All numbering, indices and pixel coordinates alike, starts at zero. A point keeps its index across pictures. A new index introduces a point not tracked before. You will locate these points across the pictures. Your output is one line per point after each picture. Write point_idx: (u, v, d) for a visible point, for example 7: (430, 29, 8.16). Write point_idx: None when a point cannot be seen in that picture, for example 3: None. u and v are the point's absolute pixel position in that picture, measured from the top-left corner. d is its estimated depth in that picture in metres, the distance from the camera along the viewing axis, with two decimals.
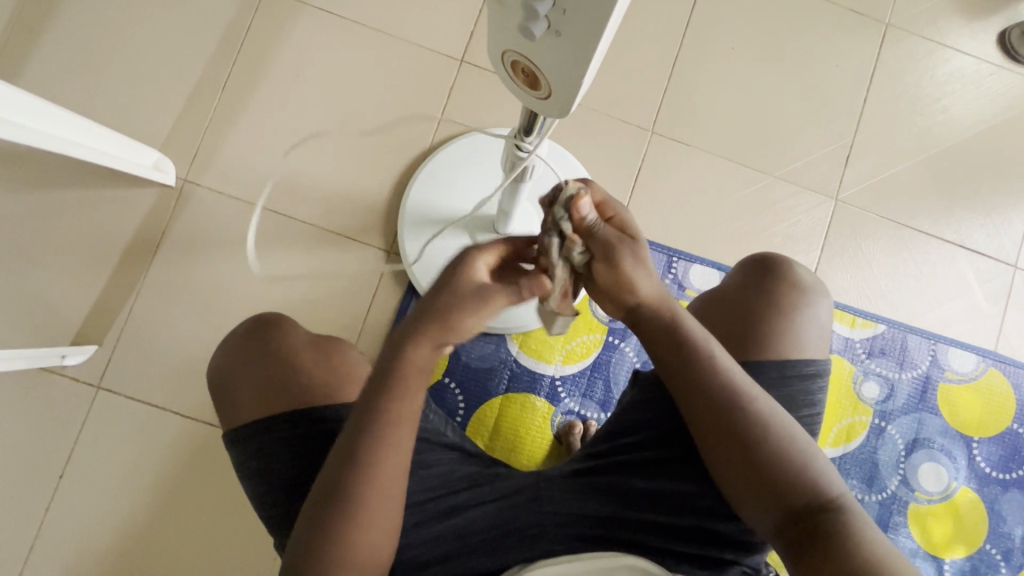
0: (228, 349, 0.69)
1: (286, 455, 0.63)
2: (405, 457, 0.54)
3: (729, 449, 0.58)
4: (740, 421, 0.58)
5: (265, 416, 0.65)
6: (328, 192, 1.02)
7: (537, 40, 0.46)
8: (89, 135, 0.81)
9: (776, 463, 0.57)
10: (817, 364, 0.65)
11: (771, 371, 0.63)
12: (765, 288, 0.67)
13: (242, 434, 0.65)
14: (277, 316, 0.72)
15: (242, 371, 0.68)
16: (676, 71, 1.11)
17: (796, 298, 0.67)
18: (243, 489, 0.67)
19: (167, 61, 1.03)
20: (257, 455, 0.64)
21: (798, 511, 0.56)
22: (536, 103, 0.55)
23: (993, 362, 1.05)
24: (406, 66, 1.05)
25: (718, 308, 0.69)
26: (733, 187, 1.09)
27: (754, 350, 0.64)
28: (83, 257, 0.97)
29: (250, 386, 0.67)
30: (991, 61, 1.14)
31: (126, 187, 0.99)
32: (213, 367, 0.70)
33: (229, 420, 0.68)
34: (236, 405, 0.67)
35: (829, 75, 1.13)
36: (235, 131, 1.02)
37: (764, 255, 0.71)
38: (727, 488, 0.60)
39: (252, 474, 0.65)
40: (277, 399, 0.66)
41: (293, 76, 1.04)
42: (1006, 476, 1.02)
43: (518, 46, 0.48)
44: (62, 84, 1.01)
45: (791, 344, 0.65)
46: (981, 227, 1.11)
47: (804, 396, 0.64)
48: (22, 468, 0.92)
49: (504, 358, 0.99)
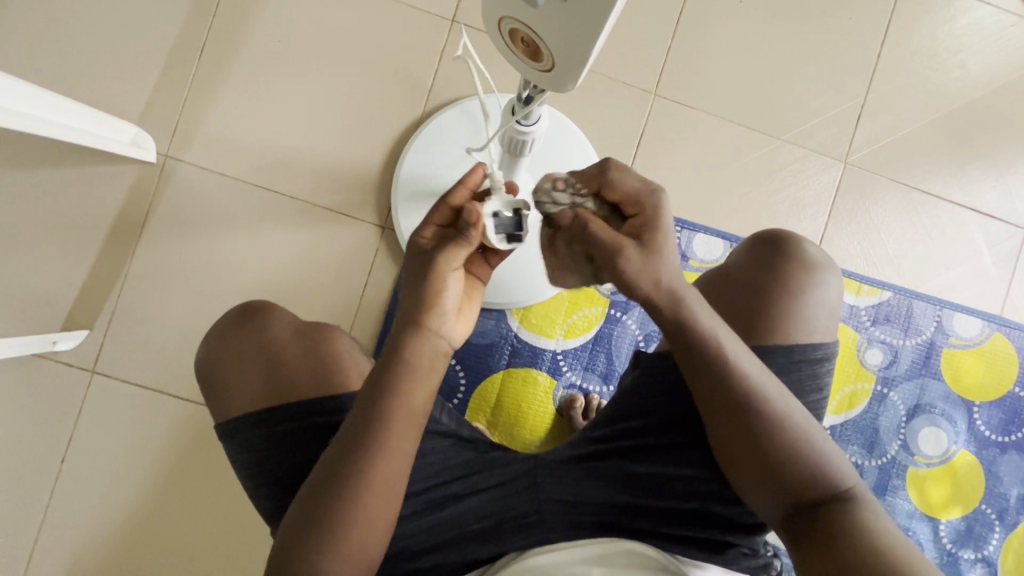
0: (217, 339, 0.66)
1: (281, 449, 0.62)
2: (389, 466, 0.53)
3: (739, 444, 0.57)
4: (766, 411, 0.56)
5: (261, 408, 0.63)
6: (318, 165, 0.97)
7: (539, 6, 0.41)
8: (55, 111, 0.75)
9: (788, 458, 0.55)
10: (825, 346, 0.64)
11: (779, 357, 0.62)
12: (774, 266, 0.64)
13: (238, 426, 0.63)
14: (266, 303, 0.68)
15: (232, 364, 0.65)
16: (680, 28, 1.05)
17: (807, 278, 0.64)
18: (237, 478, 0.65)
19: (138, 27, 0.97)
20: (254, 447, 0.63)
21: (805, 505, 0.55)
22: (537, 76, 0.50)
23: (998, 327, 1.04)
24: (395, 28, 0.99)
25: (721, 287, 0.66)
26: (739, 151, 1.05)
27: (762, 334, 0.62)
28: (65, 239, 0.94)
29: (243, 378, 0.64)
30: (1010, 10, 1.08)
31: (105, 163, 0.95)
32: (201, 357, 0.67)
33: (221, 411, 0.65)
34: (229, 396, 0.65)
35: (841, 30, 1.07)
36: (215, 102, 0.97)
37: (773, 232, 0.68)
38: (733, 477, 0.59)
39: (249, 464, 0.63)
40: (274, 390, 0.64)
41: (274, 41, 0.98)
42: (1004, 439, 1.02)
43: (517, 12, 0.43)
44: (28, 54, 0.95)
45: (799, 326, 0.63)
46: (993, 188, 1.08)
47: (811, 379, 0.63)
48: (23, 454, 0.91)
49: (504, 334, 0.97)
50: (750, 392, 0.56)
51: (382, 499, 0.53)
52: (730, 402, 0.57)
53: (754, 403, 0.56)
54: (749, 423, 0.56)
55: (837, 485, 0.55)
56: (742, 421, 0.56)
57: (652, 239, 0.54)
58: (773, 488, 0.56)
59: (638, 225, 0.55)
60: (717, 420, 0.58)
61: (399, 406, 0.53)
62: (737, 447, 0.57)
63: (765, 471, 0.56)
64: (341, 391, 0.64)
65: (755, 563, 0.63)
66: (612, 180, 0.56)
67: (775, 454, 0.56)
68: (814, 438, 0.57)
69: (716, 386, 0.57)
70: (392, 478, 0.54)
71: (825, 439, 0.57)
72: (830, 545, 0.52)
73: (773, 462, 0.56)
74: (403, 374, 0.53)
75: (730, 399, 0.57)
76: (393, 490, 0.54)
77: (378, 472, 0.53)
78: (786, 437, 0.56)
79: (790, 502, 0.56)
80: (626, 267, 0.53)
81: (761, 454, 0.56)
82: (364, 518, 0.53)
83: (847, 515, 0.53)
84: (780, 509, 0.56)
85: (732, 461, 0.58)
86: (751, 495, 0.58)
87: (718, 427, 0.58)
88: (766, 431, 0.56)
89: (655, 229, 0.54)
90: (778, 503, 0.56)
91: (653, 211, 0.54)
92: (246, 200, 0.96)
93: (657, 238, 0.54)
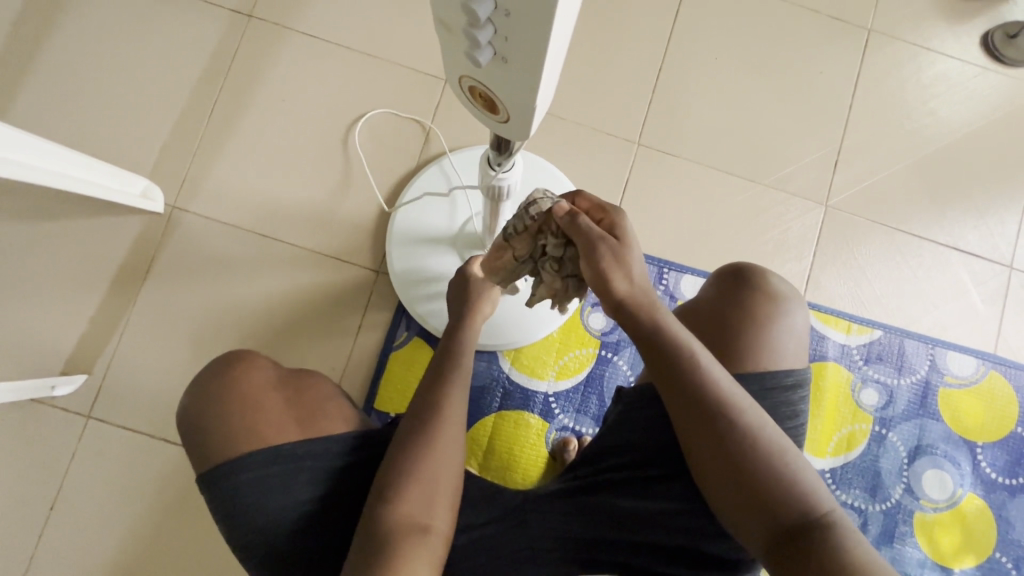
0: (198, 390, 0.66)
1: (266, 496, 0.62)
2: (450, 456, 0.61)
3: (717, 459, 0.56)
4: (743, 423, 0.56)
5: (244, 454, 0.62)
6: (317, 213, 1.02)
7: (485, 66, 0.46)
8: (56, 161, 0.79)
9: (767, 475, 0.55)
10: (797, 374, 0.64)
11: (753, 385, 0.62)
12: (741, 297, 0.66)
13: (221, 475, 0.62)
14: (246, 351, 0.70)
15: (215, 414, 0.64)
16: (660, 84, 1.11)
17: (772, 307, 0.66)
18: (218, 531, 0.64)
19: (154, 90, 1.04)
20: (237, 496, 0.61)
21: (789, 527, 0.53)
22: (497, 127, 0.55)
23: (993, 365, 1.04)
24: (394, 87, 1.06)
25: (692, 317, 0.68)
26: (722, 196, 1.09)
27: (731, 363, 0.63)
28: (71, 287, 0.97)
29: (226, 428, 0.64)
30: (974, 62, 1.14)
31: (114, 215, 0.99)
32: (184, 407, 0.66)
33: (202, 465, 0.64)
34: (212, 449, 0.63)
35: (813, 83, 1.13)
36: (222, 157, 1.03)
37: (739, 264, 0.69)
38: (715, 502, 0.58)
39: (230, 515, 0.62)
40: (259, 438, 0.63)
41: (279, 101, 1.05)
42: (1012, 482, 1.00)
43: (470, 72, 0.48)
44: (51, 116, 1.02)
45: (769, 355, 0.64)
46: (975, 228, 1.10)
47: (787, 408, 0.63)
48: (11, 503, 0.91)
49: (496, 376, 0.98)
50: (727, 407, 0.56)
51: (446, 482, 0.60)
52: (705, 410, 0.57)
53: (729, 412, 0.56)
54: (727, 433, 0.56)
55: (818, 507, 0.54)
56: (722, 432, 0.56)
57: (621, 234, 0.60)
58: (755, 510, 0.55)
59: (608, 227, 0.61)
60: (694, 433, 0.57)
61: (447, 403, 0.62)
62: (717, 464, 0.56)
63: (747, 488, 0.55)
64: (333, 432, 0.66)
65: None
66: (579, 195, 0.65)
67: (754, 470, 0.55)
68: (791, 454, 0.56)
69: (693, 393, 0.57)
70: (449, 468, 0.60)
71: (801, 460, 0.57)
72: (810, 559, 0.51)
73: (753, 478, 0.55)
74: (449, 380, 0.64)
75: (703, 408, 0.57)
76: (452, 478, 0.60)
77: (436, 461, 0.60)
78: (764, 452, 0.55)
79: (773, 524, 0.54)
80: (600, 255, 0.59)
81: (741, 471, 0.55)
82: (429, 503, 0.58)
83: (828, 537, 0.52)
84: (762, 533, 0.54)
85: (711, 482, 0.57)
86: (733, 519, 0.56)
87: (697, 442, 0.57)
88: (744, 445, 0.55)
89: (621, 229, 0.61)
90: (759, 526, 0.54)
91: (615, 216, 0.62)
92: (246, 248, 1.00)
93: (628, 237, 0.60)
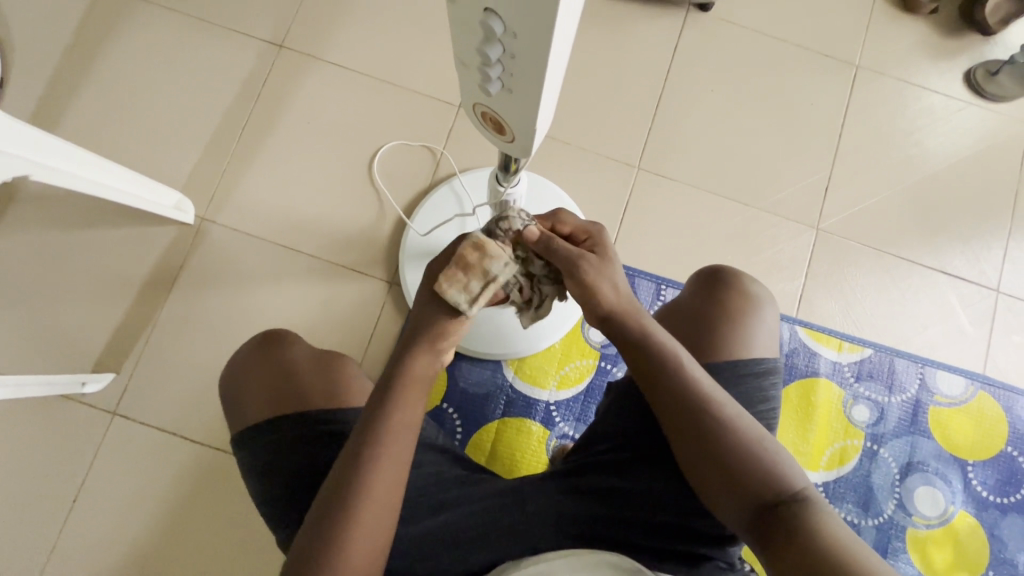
0: (242, 359, 0.72)
1: (288, 455, 0.65)
2: (395, 475, 0.54)
3: (697, 448, 0.61)
4: (721, 415, 0.60)
5: (277, 414, 0.68)
6: (335, 227, 1.09)
7: (494, 95, 0.53)
8: (94, 170, 0.85)
9: (744, 461, 0.58)
10: (765, 361, 0.69)
11: (725, 372, 0.67)
12: (716, 295, 0.72)
13: (255, 433, 0.67)
14: (286, 331, 0.75)
15: (255, 379, 0.70)
16: (660, 113, 1.19)
17: (744, 302, 0.71)
18: (245, 485, 0.68)
19: (190, 111, 1.13)
20: (266, 453, 0.66)
21: (765, 505, 0.57)
22: (503, 146, 0.62)
23: (982, 385, 1.07)
24: (411, 112, 1.14)
25: (672, 316, 0.73)
26: (718, 218, 1.14)
27: (706, 353, 0.68)
28: (104, 291, 1.04)
29: (264, 392, 0.69)
30: (957, 98, 1.21)
31: (148, 225, 1.07)
32: (227, 376, 0.73)
33: (239, 423, 0.69)
34: (250, 408, 0.69)
35: (805, 114, 1.20)
36: (250, 174, 1.11)
37: (717, 266, 0.75)
38: (697, 485, 0.62)
39: (257, 470, 0.66)
40: (293, 401, 0.68)
41: (305, 123, 1.13)
42: (1004, 501, 1.02)
43: (481, 99, 0.55)
44: (96, 134, 1.11)
45: (742, 345, 0.69)
46: (962, 253, 1.15)
47: (759, 392, 0.67)
48: (38, 493, 0.96)
49: (500, 384, 1.03)
50: (709, 402, 0.61)
51: (384, 506, 0.54)
52: (685, 404, 0.61)
53: (707, 404, 0.61)
54: (706, 425, 0.60)
55: (792, 486, 0.57)
56: (700, 424, 0.60)
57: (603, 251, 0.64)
58: (733, 492, 0.58)
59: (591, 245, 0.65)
60: (675, 424, 0.62)
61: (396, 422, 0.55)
62: (698, 452, 0.61)
63: (726, 474, 0.59)
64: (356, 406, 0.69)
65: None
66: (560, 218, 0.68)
67: (732, 457, 0.59)
68: (767, 443, 0.60)
69: (674, 389, 0.62)
70: (392, 488, 0.55)
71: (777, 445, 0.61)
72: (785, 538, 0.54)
73: (731, 465, 0.59)
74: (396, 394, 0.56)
75: (683, 402, 0.61)
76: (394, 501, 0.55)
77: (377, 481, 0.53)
78: (741, 441, 0.59)
79: (749, 504, 0.58)
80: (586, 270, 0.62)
81: (720, 458, 0.59)
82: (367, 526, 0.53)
83: (802, 514, 0.55)
84: (741, 512, 0.58)
85: (693, 469, 0.61)
86: (714, 502, 0.60)
87: (678, 432, 0.62)
88: (723, 434, 0.60)
89: (603, 246, 0.65)
90: (738, 507, 0.58)
91: (597, 235, 0.66)
92: (269, 258, 1.07)
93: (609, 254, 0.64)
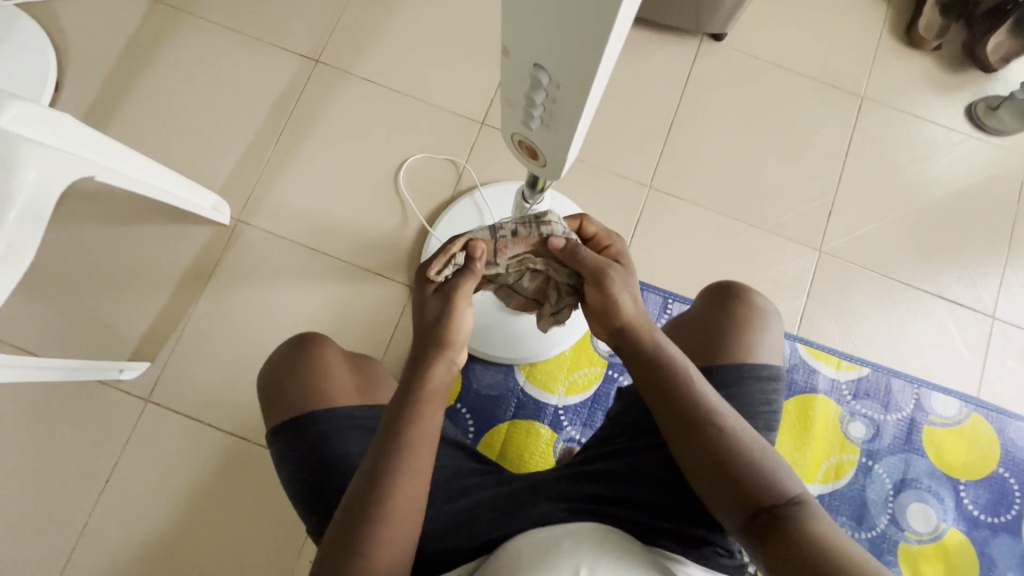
0: (275, 359, 0.78)
1: (321, 447, 0.71)
2: (420, 477, 0.58)
3: (700, 457, 0.63)
4: (724, 426, 0.64)
5: (309, 411, 0.73)
6: (361, 232, 1.15)
7: (534, 129, 0.59)
8: (145, 172, 0.92)
9: (744, 469, 0.61)
10: (771, 368, 0.74)
11: (732, 371, 0.72)
12: (725, 307, 0.77)
13: (290, 427, 0.73)
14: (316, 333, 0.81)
15: (288, 378, 0.75)
16: (671, 135, 1.25)
17: (752, 314, 0.77)
18: (279, 474, 0.74)
19: (229, 119, 1.20)
20: (300, 445, 0.72)
21: (763, 507, 0.60)
22: (535, 169, 0.68)
23: (976, 408, 1.11)
24: (436, 127, 1.21)
25: (683, 326, 0.79)
26: (724, 237, 1.20)
27: (716, 356, 0.74)
28: (143, 285, 1.10)
29: (296, 390, 0.75)
30: (958, 130, 1.26)
31: (186, 224, 1.14)
32: (263, 374, 0.78)
33: (273, 419, 0.75)
34: (283, 405, 0.74)
35: (810, 141, 1.25)
36: (282, 180, 1.17)
37: (726, 283, 0.81)
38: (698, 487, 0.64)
39: (291, 462, 0.72)
40: (325, 398, 0.74)
41: (336, 134, 1.20)
42: (994, 520, 1.05)
43: (521, 130, 0.62)
44: (142, 137, 1.18)
45: (748, 352, 0.74)
46: (959, 279, 1.19)
47: (762, 395, 0.72)
48: (73, 472, 1.02)
49: (512, 387, 1.08)
50: (712, 415, 0.64)
51: (410, 503, 0.57)
52: (690, 416, 0.64)
53: (711, 415, 0.64)
54: (709, 436, 0.63)
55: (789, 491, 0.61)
56: (704, 436, 0.63)
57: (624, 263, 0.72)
58: (734, 497, 0.61)
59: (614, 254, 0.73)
60: (678, 434, 0.65)
61: (421, 430, 0.59)
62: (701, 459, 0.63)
63: (726, 482, 0.62)
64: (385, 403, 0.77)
65: (730, 563, 0.68)
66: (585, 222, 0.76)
67: (733, 464, 0.62)
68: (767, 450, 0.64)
69: (680, 401, 0.65)
70: (416, 491, 0.58)
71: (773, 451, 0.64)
72: (781, 539, 0.57)
73: (732, 472, 0.62)
74: (422, 401, 0.60)
75: (688, 414, 0.64)
76: (417, 502, 0.58)
77: (404, 484, 0.57)
78: (741, 448, 0.63)
79: (749, 507, 0.60)
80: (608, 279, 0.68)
81: (723, 466, 0.62)
82: (397, 525, 0.56)
83: (796, 517, 0.58)
84: (739, 514, 0.61)
85: (695, 475, 0.64)
86: (714, 503, 0.63)
87: (682, 442, 0.65)
88: (725, 445, 0.62)
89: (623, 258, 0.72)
90: (736, 509, 0.61)
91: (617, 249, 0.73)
92: (297, 260, 1.13)
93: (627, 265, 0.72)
